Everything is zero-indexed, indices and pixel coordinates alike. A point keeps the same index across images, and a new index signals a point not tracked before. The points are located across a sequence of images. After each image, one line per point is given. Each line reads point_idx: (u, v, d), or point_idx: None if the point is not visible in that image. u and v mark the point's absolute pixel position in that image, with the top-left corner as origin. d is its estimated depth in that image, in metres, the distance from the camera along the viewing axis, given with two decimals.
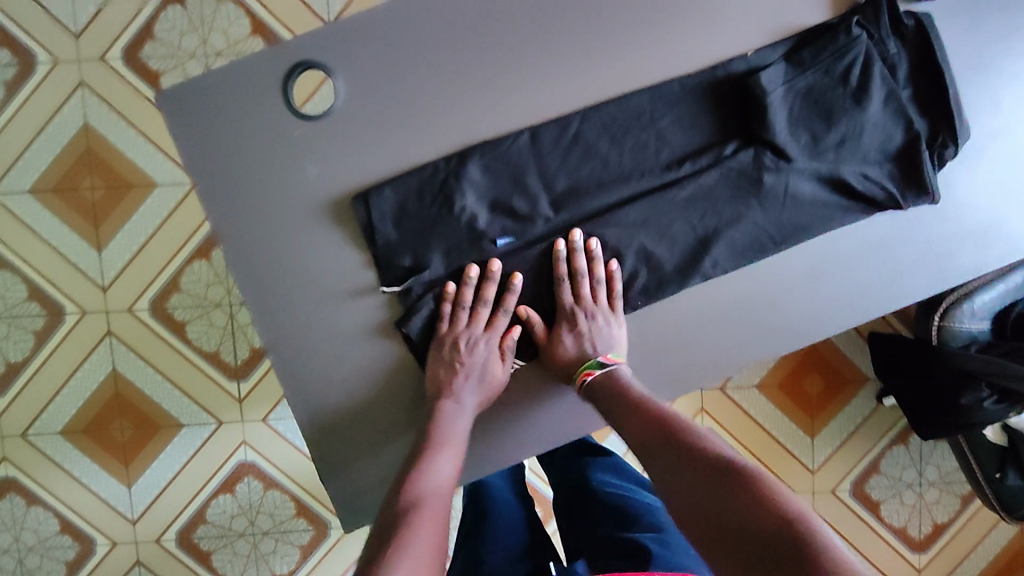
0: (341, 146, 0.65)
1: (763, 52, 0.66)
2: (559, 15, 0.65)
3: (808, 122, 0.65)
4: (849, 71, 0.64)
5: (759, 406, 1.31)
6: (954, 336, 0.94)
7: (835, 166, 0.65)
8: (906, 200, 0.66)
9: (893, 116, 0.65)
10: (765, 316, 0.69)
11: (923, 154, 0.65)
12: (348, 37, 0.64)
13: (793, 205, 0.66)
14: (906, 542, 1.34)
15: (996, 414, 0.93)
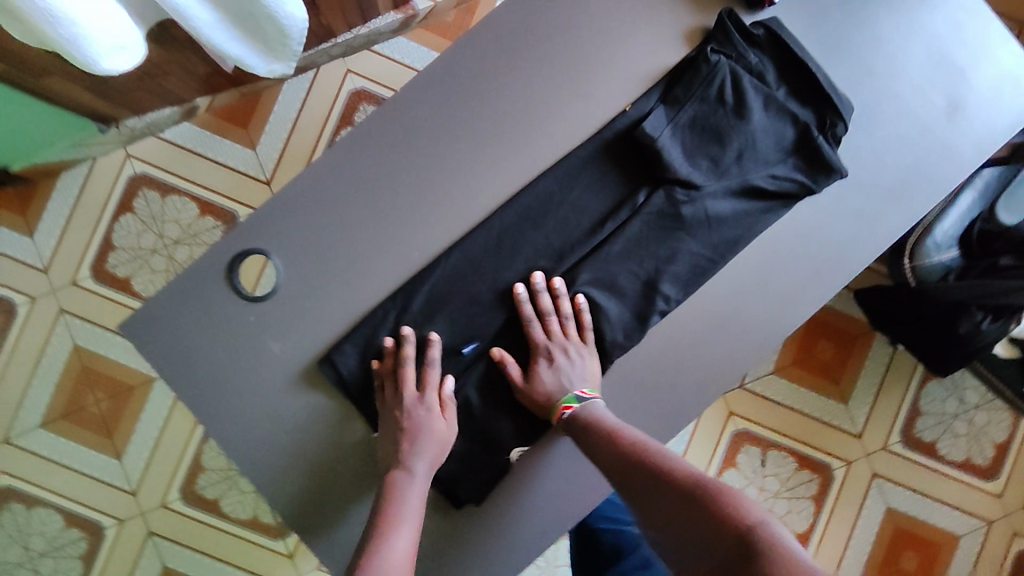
0: (298, 314, 0.69)
1: (640, 102, 0.71)
2: (454, 133, 0.71)
3: (702, 149, 0.70)
4: (723, 92, 0.69)
5: (783, 391, 1.32)
6: (929, 273, 0.96)
7: (743, 178, 0.69)
8: (819, 183, 0.69)
9: (777, 117, 0.69)
10: (737, 331, 0.72)
11: (817, 139, 0.68)
12: (276, 217, 0.69)
13: (718, 224, 0.70)
14: (974, 472, 1.33)
15: (997, 332, 0.91)
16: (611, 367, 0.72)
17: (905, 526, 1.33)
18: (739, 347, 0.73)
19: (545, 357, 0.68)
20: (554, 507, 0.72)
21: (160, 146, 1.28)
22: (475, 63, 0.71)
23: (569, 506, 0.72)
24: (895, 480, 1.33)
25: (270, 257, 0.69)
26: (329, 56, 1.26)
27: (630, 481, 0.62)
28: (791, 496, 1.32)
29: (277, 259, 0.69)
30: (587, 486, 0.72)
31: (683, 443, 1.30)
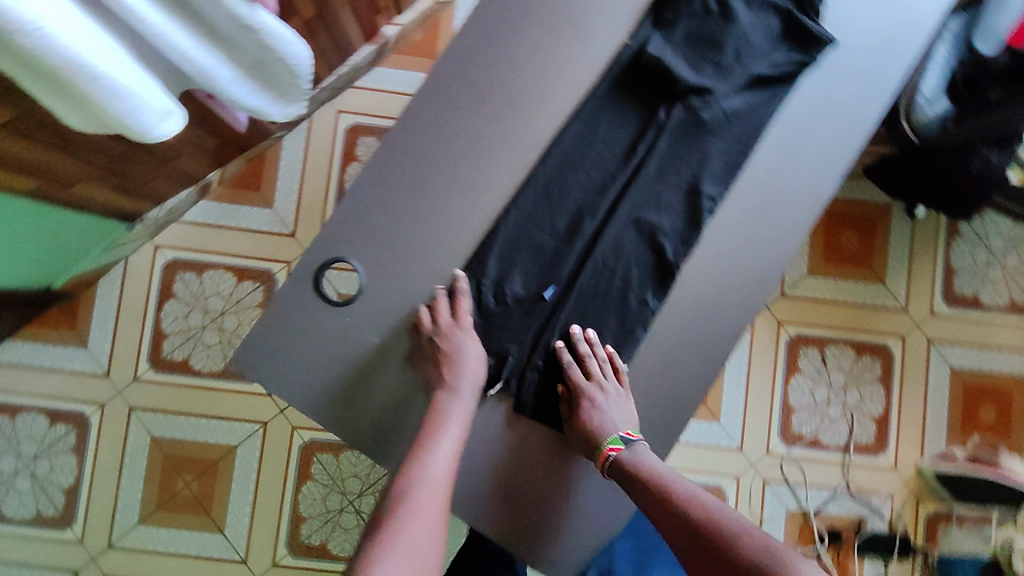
0: (386, 307, 0.76)
1: (636, 33, 0.79)
2: (478, 111, 0.77)
3: (704, 57, 0.78)
4: (706, 5, 0.78)
5: (822, 289, 1.38)
6: (927, 128, 1.01)
7: (747, 73, 0.78)
8: (813, 56, 0.77)
9: (759, 12, 0.78)
10: (782, 214, 0.78)
11: (801, 19, 0.77)
12: (344, 231, 0.75)
13: (738, 120, 0.78)
14: (1022, 312, 1.38)
15: (1005, 163, 1.00)
16: (682, 266, 0.77)
17: (972, 381, 1.38)
18: (788, 228, 0.78)
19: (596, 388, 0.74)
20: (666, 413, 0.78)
21: (185, 230, 1.35)
22: (477, 42, 0.78)
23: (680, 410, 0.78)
24: (951, 341, 1.38)
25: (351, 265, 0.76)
26: (318, 103, 1.35)
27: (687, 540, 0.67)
28: (859, 384, 1.37)
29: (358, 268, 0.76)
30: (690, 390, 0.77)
31: (745, 366, 1.36)
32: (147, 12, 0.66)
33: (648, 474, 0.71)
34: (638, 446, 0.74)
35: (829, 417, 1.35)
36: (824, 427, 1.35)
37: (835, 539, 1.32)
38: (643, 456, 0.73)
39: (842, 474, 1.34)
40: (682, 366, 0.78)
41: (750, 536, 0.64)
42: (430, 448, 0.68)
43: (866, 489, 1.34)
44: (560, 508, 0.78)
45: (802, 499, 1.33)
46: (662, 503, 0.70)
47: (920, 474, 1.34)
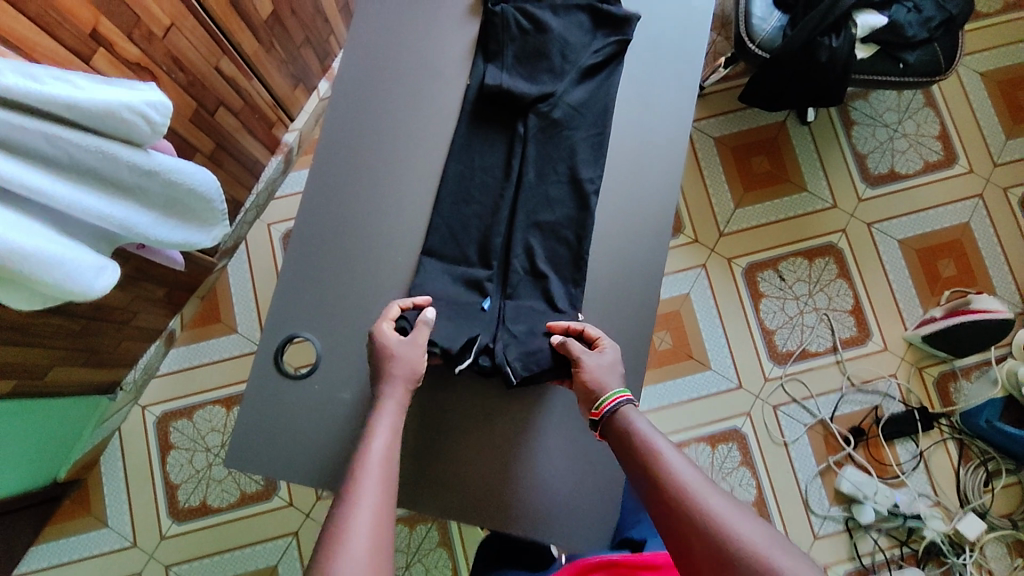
0: (352, 365, 0.87)
1: (473, 72, 0.93)
2: (376, 167, 0.91)
3: (537, 67, 0.91)
4: (521, 24, 0.91)
5: (754, 216, 1.46)
6: (770, 40, 1.12)
7: (577, 66, 0.91)
8: (627, 32, 0.92)
9: (568, 17, 0.92)
10: (653, 157, 0.92)
11: (604, 8, 0.92)
12: (307, 302, 0.89)
13: (584, 108, 0.92)
14: (939, 168, 1.47)
15: (846, 44, 1.08)
16: (589, 239, 0.89)
17: (922, 245, 1.44)
18: (663, 166, 0.92)
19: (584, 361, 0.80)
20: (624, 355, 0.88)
21: (163, 382, 1.41)
22: (351, 128, 0.92)
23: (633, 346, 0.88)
24: (889, 217, 1.45)
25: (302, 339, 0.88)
26: (247, 224, 1.45)
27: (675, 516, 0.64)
28: (823, 286, 1.43)
29: (322, 330, 0.88)
30: (635, 325, 0.88)
31: (714, 307, 1.43)
32: (53, 187, 0.72)
33: (637, 444, 0.71)
34: (628, 407, 0.75)
35: (808, 326, 1.41)
36: (808, 338, 1.41)
37: (862, 436, 1.35)
38: (639, 420, 0.74)
39: (842, 372, 1.39)
40: (620, 317, 0.89)
41: (738, 518, 0.62)
42: (362, 451, 0.69)
43: (868, 378, 1.38)
44: (544, 474, 0.89)
45: (817, 412, 1.37)
46: (643, 470, 0.69)
47: (911, 345, 1.40)
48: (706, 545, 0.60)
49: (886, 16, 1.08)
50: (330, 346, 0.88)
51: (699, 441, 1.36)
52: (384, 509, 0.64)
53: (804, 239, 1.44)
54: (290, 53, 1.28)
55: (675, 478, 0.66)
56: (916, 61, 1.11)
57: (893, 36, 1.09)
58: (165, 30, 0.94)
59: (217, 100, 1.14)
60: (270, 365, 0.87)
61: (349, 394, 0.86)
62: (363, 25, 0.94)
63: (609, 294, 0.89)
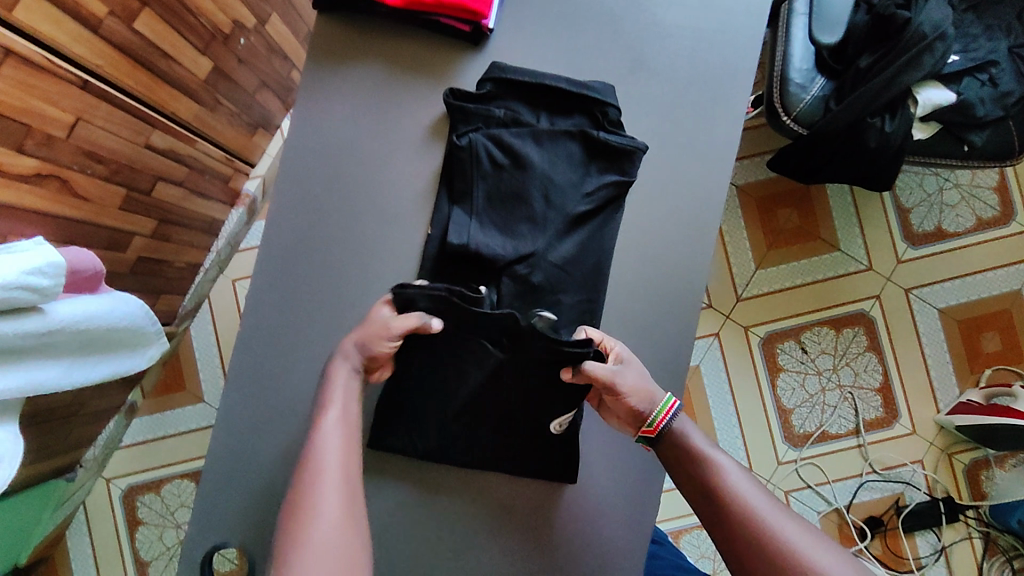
0: None
1: (435, 219, 0.78)
2: (335, 305, 0.78)
3: (513, 215, 0.76)
4: (492, 160, 0.76)
5: (776, 279, 1.29)
6: (808, 115, 0.92)
7: (563, 214, 0.75)
8: (629, 173, 0.76)
9: (553, 151, 0.76)
10: (658, 291, 0.78)
11: (599, 140, 0.76)
12: (253, 462, 0.76)
13: (570, 268, 0.75)
14: (992, 225, 1.28)
15: (903, 126, 0.89)
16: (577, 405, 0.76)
17: (965, 315, 1.28)
18: (668, 303, 0.78)
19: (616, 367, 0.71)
20: (610, 521, 0.77)
21: (127, 454, 1.31)
22: (303, 263, 0.79)
23: (613, 506, 0.77)
24: (928, 286, 1.28)
25: (230, 523, 0.75)
26: (208, 280, 1.30)
27: (737, 532, 0.63)
28: (849, 361, 1.28)
29: (271, 496, 0.76)
30: (626, 505, 0.77)
31: (726, 382, 1.28)
32: None
33: (689, 452, 0.69)
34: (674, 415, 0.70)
35: (829, 406, 1.27)
36: (828, 419, 1.27)
37: (879, 527, 1.24)
38: (685, 427, 0.70)
39: (863, 457, 1.27)
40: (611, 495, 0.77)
41: (800, 533, 0.62)
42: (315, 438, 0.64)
43: (890, 464, 1.26)
44: None
45: (833, 500, 1.26)
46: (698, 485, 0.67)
47: (941, 429, 1.27)
48: (780, 568, 0.60)
49: (955, 91, 0.89)
50: (280, 515, 0.76)
51: (701, 528, 1.27)
52: (353, 508, 0.62)
53: (832, 307, 1.28)
54: (243, 102, 1.10)
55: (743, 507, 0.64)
56: (984, 143, 0.92)
57: (959, 116, 0.90)
58: (69, 128, 0.76)
59: (153, 176, 0.96)
60: (219, 535, 0.75)
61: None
62: (320, 127, 0.80)
63: (600, 455, 0.77)
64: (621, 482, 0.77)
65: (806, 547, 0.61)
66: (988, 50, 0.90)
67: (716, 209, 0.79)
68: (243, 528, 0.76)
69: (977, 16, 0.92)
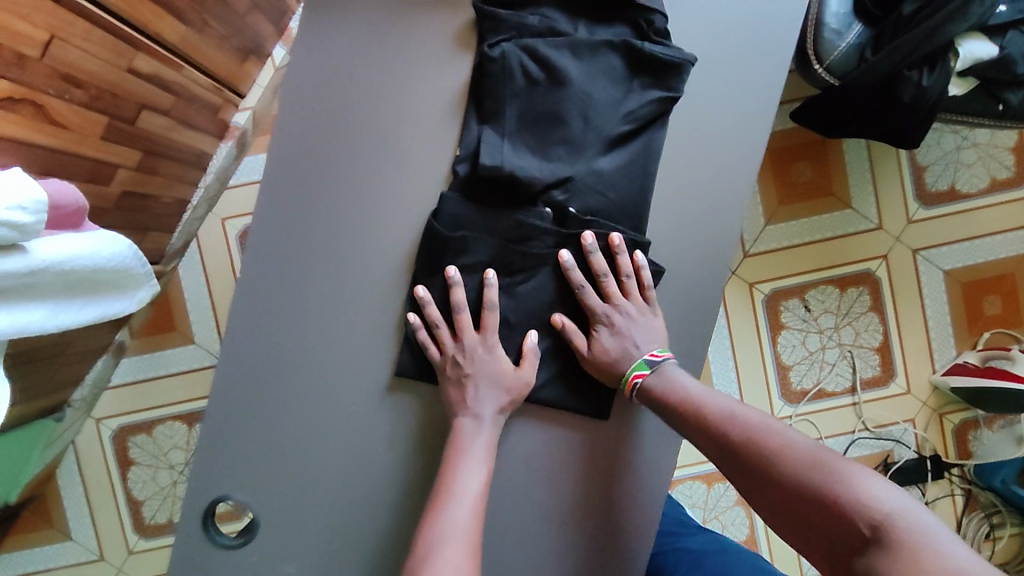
0: (300, 492, 0.73)
1: (464, 139, 0.73)
2: (340, 252, 0.74)
3: (549, 137, 0.72)
4: (526, 74, 0.71)
5: (786, 235, 1.26)
6: (843, 64, 0.88)
7: (603, 135, 0.72)
8: (675, 88, 0.72)
9: (591, 66, 0.72)
10: (676, 247, 0.75)
11: (644, 49, 0.71)
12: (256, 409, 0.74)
13: (612, 189, 0.72)
14: (1006, 188, 1.26)
15: (943, 81, 0.84)
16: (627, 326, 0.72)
17: (970, 278, 1.27)
18: (690, 261, 0.75)
19: (602, 330, 0.72)
20: (628, 490, 0.73)
21: (117, 395, 1.28)
22: (307, 205, 0.74)
23: (631, 476, 0.73)
24: (939, 244, 1.27)
25: (233, 471, 0.74)
26: (197, 218, 1.24)
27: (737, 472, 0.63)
28: (851, 320, 1.27)
29: (272, 446, 0.73)
30: (637, 470, 0.73)
31: (728, 338, 1.27)
32: None
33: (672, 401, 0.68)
34: (668, 368, 0.70)
35: (828, 363, 1.28)
36: (826, 377, 1.28)
37: None
38: (663, 376, 0.70)
39: (857, 415, 1.28)
40: (620, 461, 0.73)
41: (797, 459, 0.59)
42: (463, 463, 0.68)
43: (883, 422, 1.28)
44: None
45: None
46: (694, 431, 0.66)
47: (935, 389, 1.28)
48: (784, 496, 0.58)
49: (997, 46, 0.84)
50: (279, 466, 0.73)
51: (694, 479, 1.28)
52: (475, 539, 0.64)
53: (842, 265, 1.26)
54: (233, 25, 1.01)
55: (788, 467, 0.59)
56: (1020, 102, 0.88)
57: (1000, 73, 0.85)
58: (44, 47, 0.70)
59: (138, 105, 0.89)
60: (219, 483, 0.73)
61: (321, 524, 0.73)
62: (329, 58, 0.75)
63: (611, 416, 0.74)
64: (635, 452, 0.74)
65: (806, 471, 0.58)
66: None
67: (743, 164, 0.75)
68: (244, 478, 0.73)
69: None
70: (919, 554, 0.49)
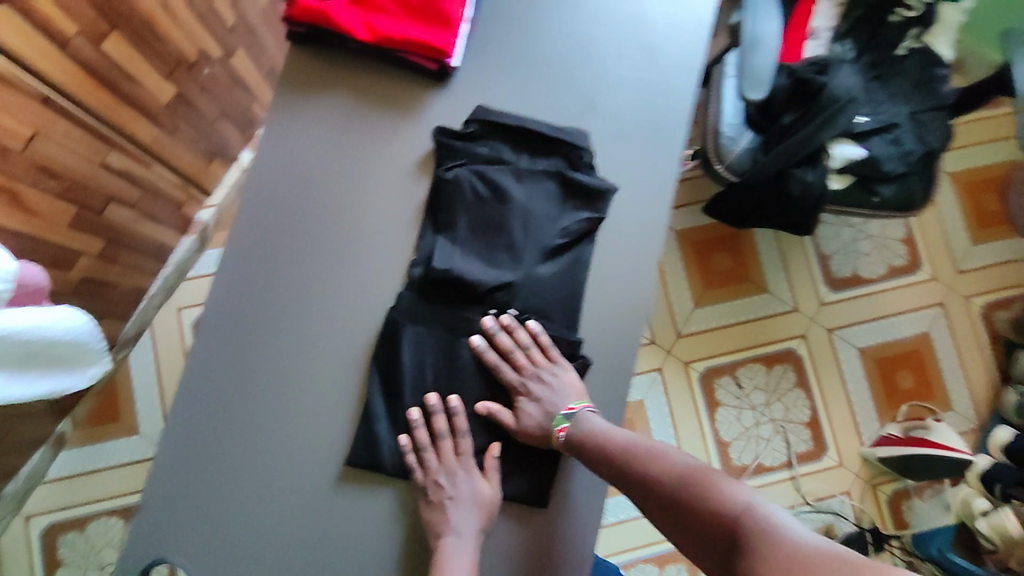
0: (243, 554, 0.75)
1: (420, 246, 0.81)
2: (289, 324, 0.79)
3: (495, 247, 0.80)
4: (477, 195, 0.80)
5: (713, 317, 1.37)
6: (740, 163, 1.03)
7: (540, 247, 0.80)
8: (599, 209, 0.82)
9: (532, 190, 0.81)
10: (600, 316, 0.82)
11: (575, 177, 0.81)
12: (201, 476, 0.76)
13: (547, 294, 0.80)
14: (902, 273, 1.42)
15: (821, 178, 0.99)
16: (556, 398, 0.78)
17: (882, 354, 1.39)
18: (616, 326, 0.82)
19: (522, 400, 0.78)
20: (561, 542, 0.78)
21: (49, 491, 1.23)
22: (256, 283, 0.80)
23: (566, 527, 0.78)
24: (852, 323, 1.39)
25: (178, 536, 0.75)
26: (153, 308, 1.28)
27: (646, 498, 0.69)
28: (780, 396, 1.36)
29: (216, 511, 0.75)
30: (572, 521, 0.79)
31: (668, 416, 1.33)
32: None
33: (588, 437, 0.74)
34: (585, 415, 0.76)
35: (763, 439, 1.34)
36: (762, 452, 1.33)
37: None
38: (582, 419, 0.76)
39: (795, 490, 1.32)
40: (556, 514, 0.79)
41: (691, 483, 0.65)
42: None
43: (821, 495, 1.33)
44: None
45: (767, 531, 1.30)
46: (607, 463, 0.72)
47: (866, 461, 1.35)
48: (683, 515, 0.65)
49: (865, 148, 1.00)
50: (224, 529, 0.76)
51: (646, 563, 1.28)
52: None
53: (765, 345, 1.37)
54: (201, 129, 1.11)
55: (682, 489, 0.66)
56: (891, 195, 1.04)
57: (868, 170, 1.01)
58: (26, 142, 0.77)
59: (105, 197, 0.96)
60: (161, 546, 0.75)
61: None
62: (281, 150, 0.82)
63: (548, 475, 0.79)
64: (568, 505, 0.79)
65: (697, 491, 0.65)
66: (892, 114, 1.02)
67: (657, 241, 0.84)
68: (188, 542, 0.75)
69: (881, 84, 1.04)
70: (778, 549, 0.55)
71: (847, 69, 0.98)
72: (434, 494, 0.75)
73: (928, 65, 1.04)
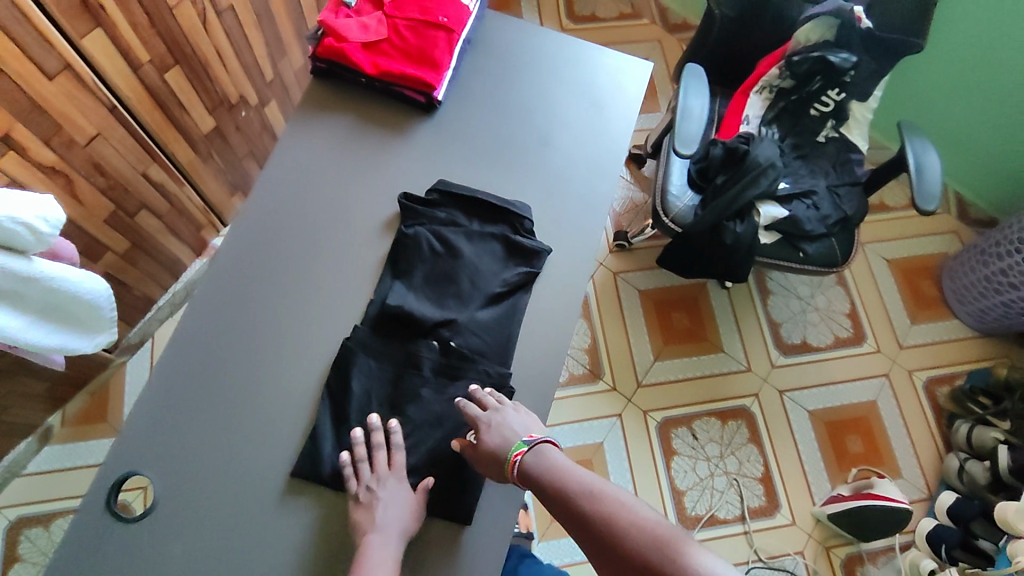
0: (201, 498, 0.81)
1: (379, 288, 0.92)
2: (277, 298, 0.91)
3: (444, 293, 0.91)
4: (433, 250, 0.93)
5: (670, 371, 1.47)
6: (683, 216, 1.19)
7: (484, 294, 0.91)
8: (535, 266, 0.94)
9: (481, 247, 0.94)
10: (548, 312, 0.93)
11: (517, 241, 0.94)
12: (176, 422, 0.84)
13: (486, 332, 0.90)
14: (847, 343, 1.53)
15: (750, 230, 1.15)
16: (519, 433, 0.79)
17: (831, 418, 1.47)
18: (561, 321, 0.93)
19: (484, 432, 0.78)
20: (498, 512, 0.83)
21: (25, 483, 1.28)
22: (254, 262, 0.93)
23: (504, 498, 0.84)
24: (802, 386, 1.49)
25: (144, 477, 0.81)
26: (158, 320, 1.41)
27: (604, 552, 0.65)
28: (734, 449, 1.42)
29: (185, 455, 0.83)
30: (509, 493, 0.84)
31: (626, 459, 1.39)
32: None
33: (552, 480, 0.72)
34: (546, 448, 0.76)
35: (717, 490, 1.38)
36: (716, 503, 1.37)
37: None
38: (547, 460, 0.75)
39: (749, 545, 1.35)
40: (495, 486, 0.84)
41: (652, 540, 0.62)
42: None
43: (775, 553, 1.35)
44: None
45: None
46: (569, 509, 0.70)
47: (818, 522, 1.38)
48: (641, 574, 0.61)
49: (787, 209, 1.17)
50: (189, 474, 0.82)
51: None
52: None
53: (719, 399, 1.45)
54: (230, 163, 1.31)
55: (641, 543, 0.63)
56: (814, 253, 1.19)
57: (793, 228, 1.18)
58: (89, 139, 0.96)
59: (141, 204, 1.14)
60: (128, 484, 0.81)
61: (214, 534, 0.79)
62: (291, 161, 0.99)
63: None
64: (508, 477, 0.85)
65: (659, 550, 0.61)
66: (811, 184, 1.21)
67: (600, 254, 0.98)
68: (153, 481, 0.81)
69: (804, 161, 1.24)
70: None
71: (769, 141, 1.17)
72: (360, 502, 0.79)
73: (844, 150, 1.25)
